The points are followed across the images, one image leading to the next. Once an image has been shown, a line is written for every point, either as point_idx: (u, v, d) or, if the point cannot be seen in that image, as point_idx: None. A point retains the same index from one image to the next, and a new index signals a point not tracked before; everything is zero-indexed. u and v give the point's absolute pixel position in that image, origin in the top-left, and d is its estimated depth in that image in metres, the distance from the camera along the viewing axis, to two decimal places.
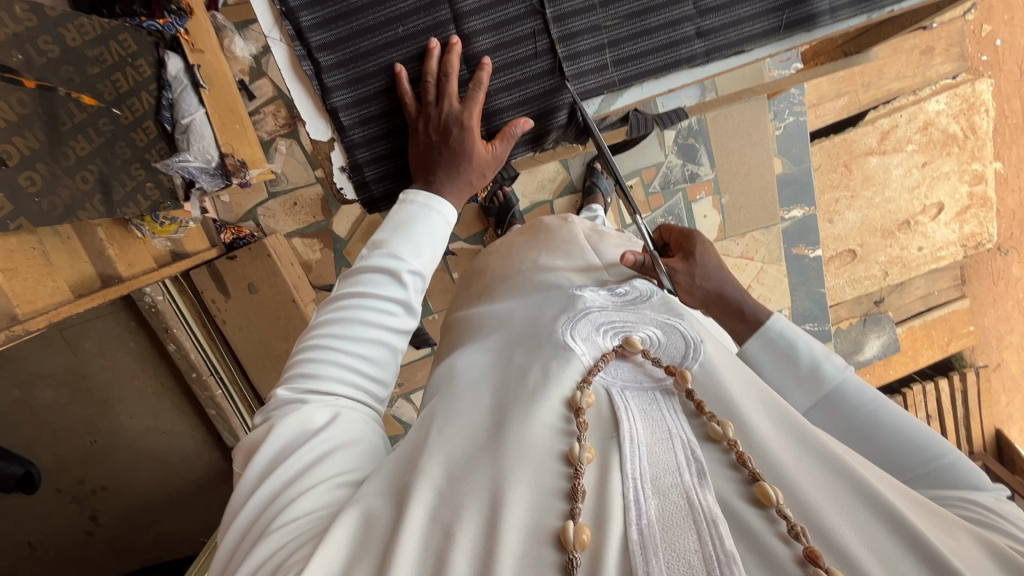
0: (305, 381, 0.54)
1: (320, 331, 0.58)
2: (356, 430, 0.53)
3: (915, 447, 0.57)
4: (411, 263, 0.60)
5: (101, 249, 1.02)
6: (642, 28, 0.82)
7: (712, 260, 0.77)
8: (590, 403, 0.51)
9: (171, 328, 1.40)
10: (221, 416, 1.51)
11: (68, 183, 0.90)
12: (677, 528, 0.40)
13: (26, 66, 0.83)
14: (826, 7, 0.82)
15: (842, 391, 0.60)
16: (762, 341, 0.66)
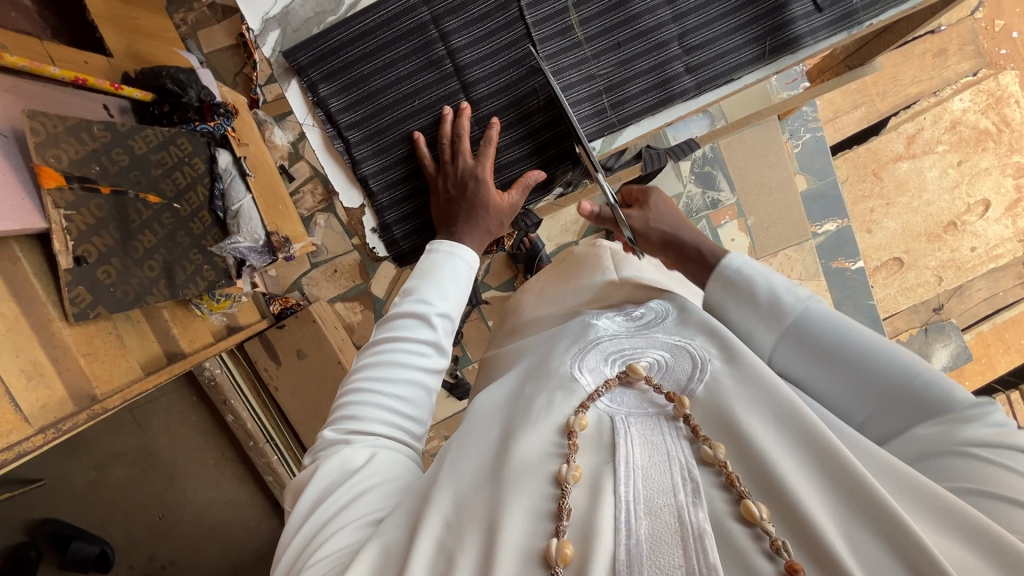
0: (347, 422, 0.57)
1: (360, 373, 0.61)
2: (393, 469, 0.55)
3: (891, 371, 0.55)
4: (437, 306, 0.64)
5: (167, 329, 1.11)
6: (632, 73, 0.87)
7: (665, 205, 0.81)
8: (583, 426, 0.52)
9: (228, 399, 1.49)
10: (277, 482, 1.57)
11: (138, 273, 1.00)
12: (664, 545, 0.41)
13: (102, 175, 0.94)
14: (806, 29, 0.85)
15: (805, 322, 0.59)
16: (720, 283, 0.65)
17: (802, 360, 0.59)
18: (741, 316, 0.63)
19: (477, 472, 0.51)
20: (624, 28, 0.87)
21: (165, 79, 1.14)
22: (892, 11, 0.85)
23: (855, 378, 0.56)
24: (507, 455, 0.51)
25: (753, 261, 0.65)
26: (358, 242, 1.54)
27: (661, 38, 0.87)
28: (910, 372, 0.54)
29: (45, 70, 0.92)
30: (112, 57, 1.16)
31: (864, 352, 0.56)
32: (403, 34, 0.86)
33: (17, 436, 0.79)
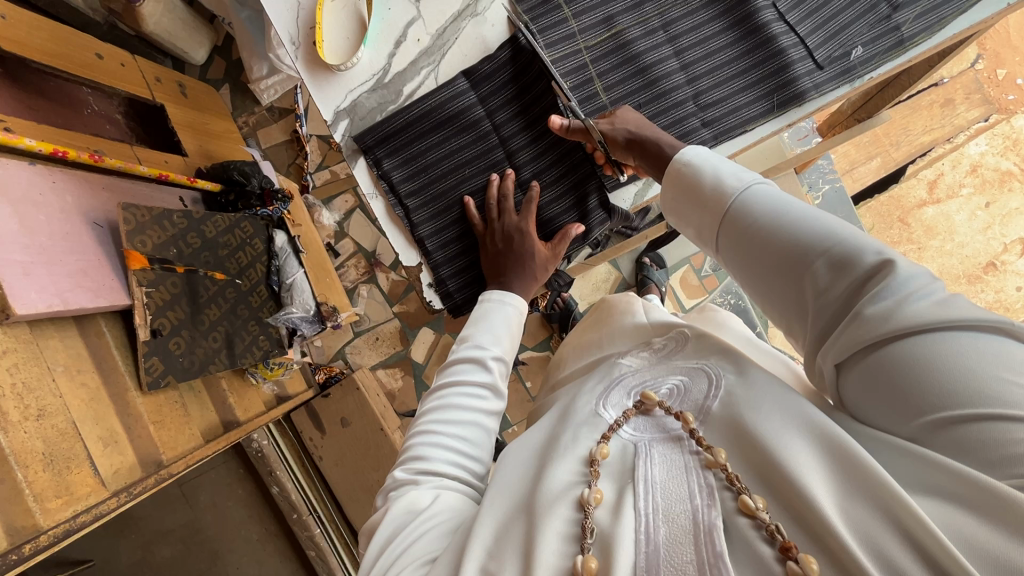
0: (413, 464, 0.61)
1: (426, 416, 0.66)
2: (457, 508, 0.57)
3: (813, 236, 0.52)
4: (491, 350, 0.69)
5: (224, 398, 1.17)
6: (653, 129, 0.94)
7: (633, 113, 0.85)
8: (605, 455, 0.53)
9: (275, 470, 1.51)
10: (320, 557, 1.53)
11: (203, 343, 1.08)
12: (681, 547, 0.43)
13: (178, 257, 1.05)
14: (811, 84, 0.92)
15: (745, 204, 0.59)
16: (672, 176, 0.68)
17: (736, 245, 0.59)
18: (689, 209, 0.66)
19: (508, 502, 0.54)
20: (640, 88, 0.95)
21: (233, 171, 1.27)
22: (886, 64, 0.92)
23: (779, 253, 0.54)
24: (538, 484, 0.53)
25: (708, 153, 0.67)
26: (400, 310, 1.61)
27: (677, 97, 0.94)
28: (833, 239, 0.51)
29: (136, 168, 1.07)
30: (187, 156, 1.33)
31: (791, 222, 0.54)
32: (454, 111, 0.97)
33: (94, 499, 0.83)
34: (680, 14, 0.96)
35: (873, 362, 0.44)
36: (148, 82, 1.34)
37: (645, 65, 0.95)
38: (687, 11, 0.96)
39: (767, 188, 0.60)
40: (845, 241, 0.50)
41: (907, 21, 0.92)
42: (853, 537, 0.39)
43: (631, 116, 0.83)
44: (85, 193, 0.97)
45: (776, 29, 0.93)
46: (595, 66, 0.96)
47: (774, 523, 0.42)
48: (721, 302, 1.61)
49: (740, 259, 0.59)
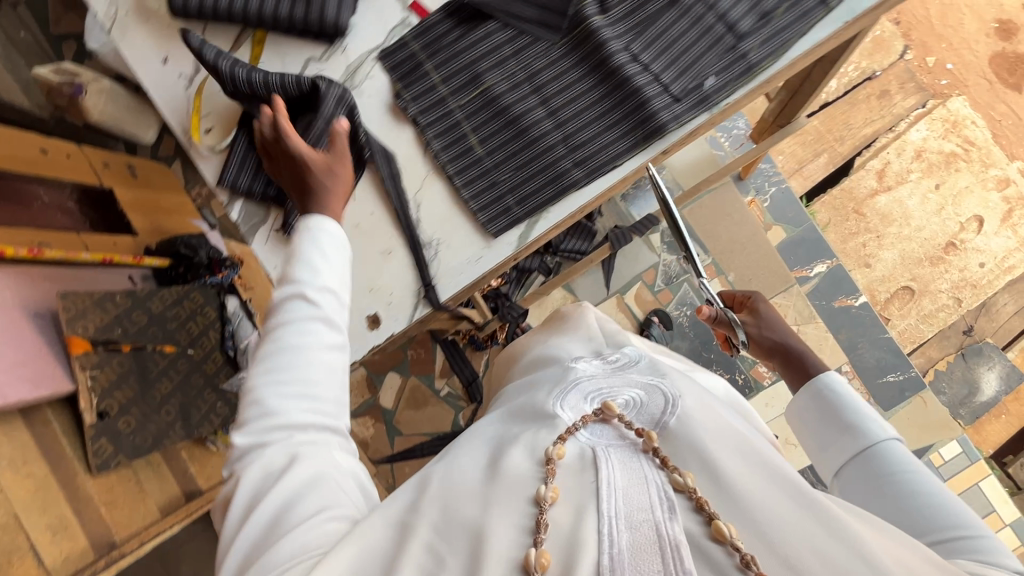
0: (263, 419, 0.69)
1: (260, 361, 0.73)
2: (315, 443, 0.69)
3: (923, 502, 0.73)
4: (309, 282, 0.76)
5: (185, 468, 1.19)
6: (529, 173, 0.99)
7: (772, 314, 1.07)
8: (560, 455, 0.64)
9: None
10: None
11: (156, 418, 1.11)
12: (646, 554, 0.52)
13: (124, 335, 1.08)
14: (669, 117, 0.97)
15: (877, 456, 0.79)
16: (813, 394, 0.90)
17: (857, 469, 0.81)
18: (830, 425, 0.86)
19: (472, 489, 0.63)
20: (511, 138, 1.00)
21: (180, 246, 1.31)
22: (741, 88, 0.99)
23: (897, 498, 0.74)
24: (499, 471, 0.64)
25: (854, 392, 0.87)
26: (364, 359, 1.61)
27: (548, 142, 1.00)
28: (944, 520, 0.71)
29: (78, 255, 1.10)
30: (137, 235, 1.38)
31: (906, 481, 0.75)
32: (331, 98, 0.94)
33: None
34: (541, 65, 1.02)
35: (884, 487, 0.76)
36: (96, 170, 1.40)
37: (514, 115, 1.00)
38: (549, 59, 1.02)
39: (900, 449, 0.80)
40: (933, 496, 0.73)
41: (753, 48, 0.98)
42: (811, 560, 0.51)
43: (776, 326, 1.05)
44: (26, 287, 1.01)
45: (630, 69, 0.99)
46: (468, 123, 1.01)
47: (748, 554, 0.51)
48: (679, 315, 1.62)
49: (854, 486, 0.80)
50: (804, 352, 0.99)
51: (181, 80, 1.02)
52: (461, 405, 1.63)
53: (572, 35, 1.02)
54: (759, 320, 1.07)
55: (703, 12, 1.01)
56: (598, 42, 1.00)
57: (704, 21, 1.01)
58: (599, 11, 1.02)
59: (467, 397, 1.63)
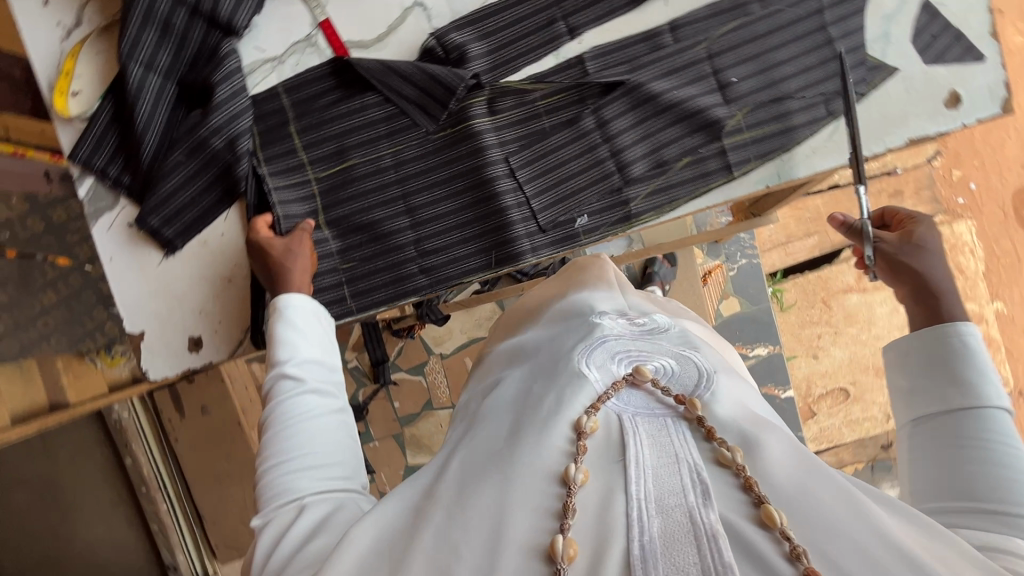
0: (277, 501, 0.57)
1: (264, 457, 0.61)
2: (327, 508, 0.55)
3: (1001, 482, 0.53)
4: (292, 355, 0.66)
5: (57, 379, 1.20)
6: (371, 263, 0.81)
7: (931, 244, 0.76)
8: (594, 428, 0.53)
9: (131, 444, 1.51)
10: (162, 532, 1.56)
11: (31, 329, 1.09)
12: (678, 544, 0.42)
13: (10, 241, 1.07)
14: (527, 246, 0.79)
15: (974, 416, 0.58)
16: (933, 336, 0.66)
17: (926, 416, 0.61)
18: (927, 362, 0.64)
19: (492, 456, 0.54)
20: (352, 226, 0.81)
21: None
22: (611, 238, 0.81)
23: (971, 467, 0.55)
24: (524, 447, 0.52)
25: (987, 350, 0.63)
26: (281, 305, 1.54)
27: (391, 245, 0.81)
28: (1011, 498, 0.52)
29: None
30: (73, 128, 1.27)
31: (995, 447, 0.55)
32: (226, 96, 0.78)
33: None
34: (410, 139, 0.81)
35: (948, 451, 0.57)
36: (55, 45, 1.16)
37: (362, 201, 0.81)
38: (414, 147, 0.81)
39: (1004, 419, 0.58)
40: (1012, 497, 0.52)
41: (640, 195, 0.80)
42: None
43: (924, 254, 0.75)
44: None
45: (500, 182, 0.79)
46: (316, 182, 0.81)
47: (800, 545, 0.41)
48: None
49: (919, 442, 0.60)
50: (947, 297, 0.70)
51: (58, 31, 0.81)
52: (364, 381, 1.64)
53: (449, 130, 0.81)
54: (909, 234, 0.77)
55: (606, 139, 0.80)
56: (474, 150, 0.80)
57: (596, 153, 0.80)
58: (486, 109, 0.80)
59: (371, 376, 1.62)
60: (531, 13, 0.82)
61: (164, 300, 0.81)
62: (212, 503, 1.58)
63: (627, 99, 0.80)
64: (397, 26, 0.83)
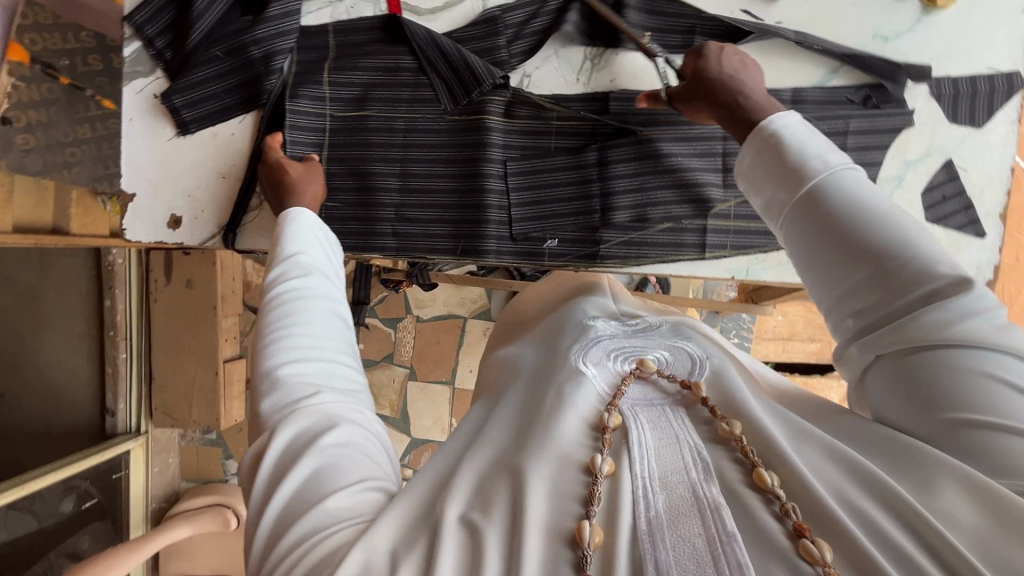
0: (281, 398, 0.56)
1: (272, 359, 0.59)
2: (341, 409, 0.56)
3: (904, 269, 0.48)
4: (297, 261, 0.68)
5: (66, 206, 1.27)
6: (350, 210, 0.85)
7: (723, 65, 0.68)
8: (615, 422, 0.53)
9: (115, 288, 1.60)
10: (113, 377, 1.65)
11: (57, 154, 1.17)
12: (685, 517, 0.44)
13: (68, 69, 1.15)
14: (494, 245, 0.84)
15: (832, 186, 0.53)
16: (756, 145, 0.59)
17: (794, 237, 0.55)
18: (769, 173, 0.57)
19: (504, 445, 0.53)
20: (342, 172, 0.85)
21: None
22: (572, 267, 0.85)
23: (874, 261, 0.50)
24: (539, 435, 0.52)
25: (803, 123, 0.58)
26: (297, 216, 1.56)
27: (374, 200, 0.85)
28: (905, 267, 0.48)
29: None
30: None
31: (884, 234, 0.50)
32: (278, 14, 0.82)
33: None
34: (426, 111, 0.84)
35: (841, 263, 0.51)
36: None
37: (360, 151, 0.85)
38: (422, 120, 0.84)
39: (860, 177, 0.54)
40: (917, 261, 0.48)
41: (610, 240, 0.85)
42: (859, 522, 0.42)
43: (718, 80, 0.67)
44: None
45: (492, 180, 0.83)
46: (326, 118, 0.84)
47: (789, 504, 0.44)
48: None
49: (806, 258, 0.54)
50: (755, 99, 0.63)
51: None
52: None
53: (462, 117, 0.84)
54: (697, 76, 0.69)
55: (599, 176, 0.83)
56: (477, 145, 0.83)
57: (588, 187, 0.83)
58: (503, 110, 0.83)
59: None
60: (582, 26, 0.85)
61: (162, 172, 0.86)
62: (165, 369, 1.66)
63: (635, 148, 0.81)
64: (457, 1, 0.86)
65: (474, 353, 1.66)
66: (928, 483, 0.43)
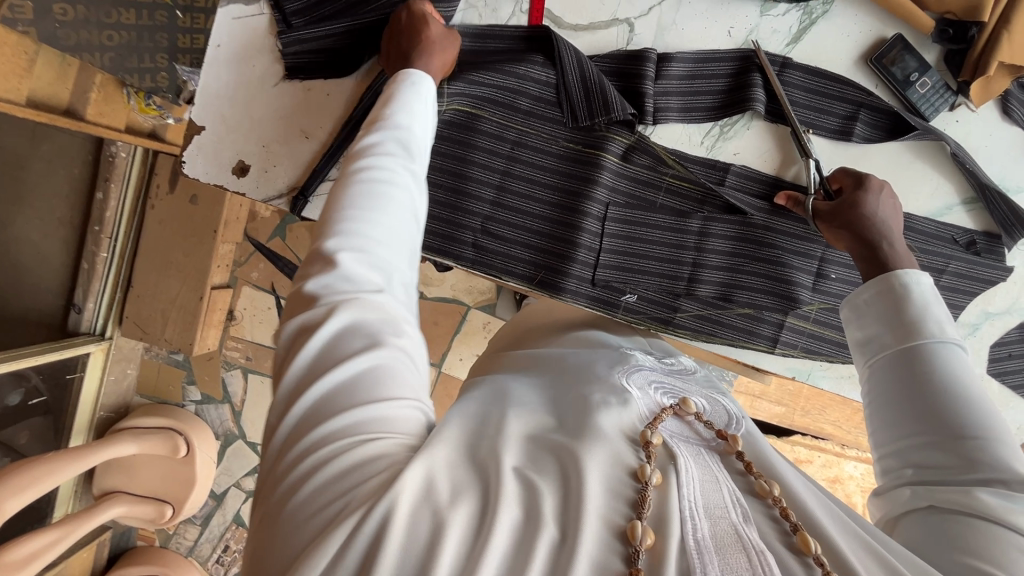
0: (339, 271, 0.56)
1: (343, 224, 0.59)
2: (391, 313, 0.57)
3: (976, 440, 0.61)
4: (397, 129, 0.69)
5: (85, 90, 1.19)
6: (449, 215, 0.99)
7: (874, 200, 0.87)
8: (656, 442, 0.59)
9: (110, 182, 1.48)
10: (88, 273, 1.55)
11: (89, 33, 1.06)
12: (731, 549, 0.50)
13: None
14: (571, 285, 1.01)
15: (940, 350, 0.68)
16: (885, 282, 0.76)
17: (887, 372, 0.70)
18: (881, 314, 0.74)
19: (550, 432, 0.58)
20: (452, 185, 0.98)
21: None
22: (644, 322, 1.04)
23: (947, 422, 0.63)
24: (579, 431, 0.57)
25: (930, 288, 0.74)
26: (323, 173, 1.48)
27: (470, 211, 0.99)
28: (971, 436, 0.61)
29: None
30: None
31: (963, 402, 0.63)
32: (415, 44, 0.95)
33: None
34: (534, 143, 0.98)
35: (926, 405, 0.65)
36: None
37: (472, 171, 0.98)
38: (539, 158, 0.99)
39: (961, 356, 0.67)
40: (987, 437, 0.61)
41: (684, 310, 1.04)
42: None
43: (861, 210, 0.86)
44: None
45: (589, 224, 1.00)
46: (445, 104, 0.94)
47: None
48: None
49: (890, 387, 0.69)
50: (888, 239, 0.80)
51: None
52: None
53: (575, 157, 0.99)
54: (848, 201, 0.88)
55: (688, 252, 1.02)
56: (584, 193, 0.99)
57: (681, 252, 1.02)
58: (620, 153, 0.99)
59: None
60: (726, 92, 1.01)
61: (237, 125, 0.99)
62: (146, 280, 1.56)
63: (733, 228, 1.01)
64: (600, 28, 0.99)
65: (468, 343, 1.63)
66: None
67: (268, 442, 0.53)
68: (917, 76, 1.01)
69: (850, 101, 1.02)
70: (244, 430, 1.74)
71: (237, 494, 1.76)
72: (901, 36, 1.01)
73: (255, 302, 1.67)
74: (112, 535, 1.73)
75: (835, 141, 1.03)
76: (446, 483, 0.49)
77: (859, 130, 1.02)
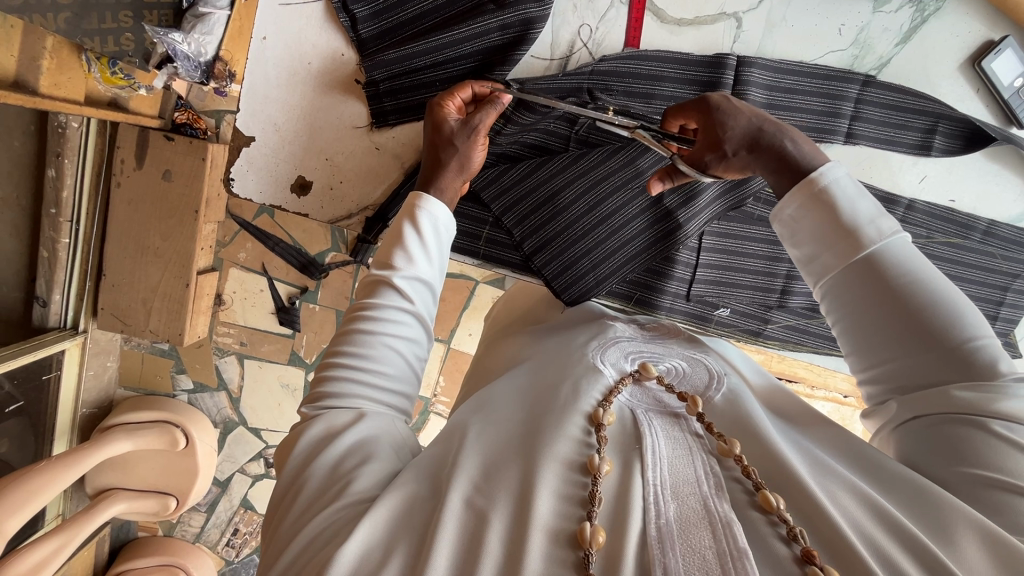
0: (362, 366, 0.66)
1: (368, 332, 0.68)
2: (379, 417, 0.64)
3: (951, 330, 0.59)
4: (414, 256, 0.71)
5: (35, 55, 1.01)
6: (545, 238, 1.05)
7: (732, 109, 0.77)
8: (609, 423, 0.60)
9: (63, 158, 1.28)
10: (49, 262, 1.38)
11: None
12: (694, 527, 0.48)
13: None
14: (667, 304, 1.14)
15: (882, 255, 0.62)
16: (799, 199, 0.67)
17: (842, 294, 0.65)
18: (815, 231, 0.66)
19: (515, 436, 0.59)
20: (549, 221, 1.05)
21: None
22: (734, 332, 1.20)
23: (920, 327, 0.60)
24: (541, 431, 0.58)
25: (849, 181, 0.66)
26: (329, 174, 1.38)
27: (564, 233, 1.05)
28: (952, 334, 0.59)
29: None
30: None
31: (935, 300, 0.60)
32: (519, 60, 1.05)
33: None
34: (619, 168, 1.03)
35: (896, 310, 0.61)
36: None
37: (566, 205, 1.04)
38: (625, 194, 1.04)
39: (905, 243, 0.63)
40: (969, 323, 0.59)
41: (774, 321, 1.19)
42: (864, 545, 0.47)
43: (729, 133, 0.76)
44: None
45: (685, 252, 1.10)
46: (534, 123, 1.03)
47: (798, 530, 0.49)
48: None
49: (850, 294, 0.64)
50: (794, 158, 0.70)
51: None
52: (339, 246, 1.47)
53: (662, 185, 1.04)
54: (711, 132, 0.78)
55: (778, 267, 1.12)
56: (676, 222, 1.04)
57: (776, 268, 1.12)
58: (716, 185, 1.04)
59: (348, 248, 1.45)
60: (822, 113, 1.07)
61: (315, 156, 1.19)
62: (120, 266, 1.42)
63: None
64: (706, 23, 1.08)
65: (477, 318, 1.60)
66: (942, 525, 0.49)
67: (282, 467, 0.62)
68: (1020, 81, 1.07)
69: (929, 114, 1.07)
70: (244, 416, 1.67)
71: (243, 479, 1.72)
72: (1010, 39, 1.07)
73: (246, 285, 1.54)
74: (111, 530, 1.68)
75: (915, 155, 1.11)
76: (381, 537, 0.51)
77: (938, 143, 1.09)
